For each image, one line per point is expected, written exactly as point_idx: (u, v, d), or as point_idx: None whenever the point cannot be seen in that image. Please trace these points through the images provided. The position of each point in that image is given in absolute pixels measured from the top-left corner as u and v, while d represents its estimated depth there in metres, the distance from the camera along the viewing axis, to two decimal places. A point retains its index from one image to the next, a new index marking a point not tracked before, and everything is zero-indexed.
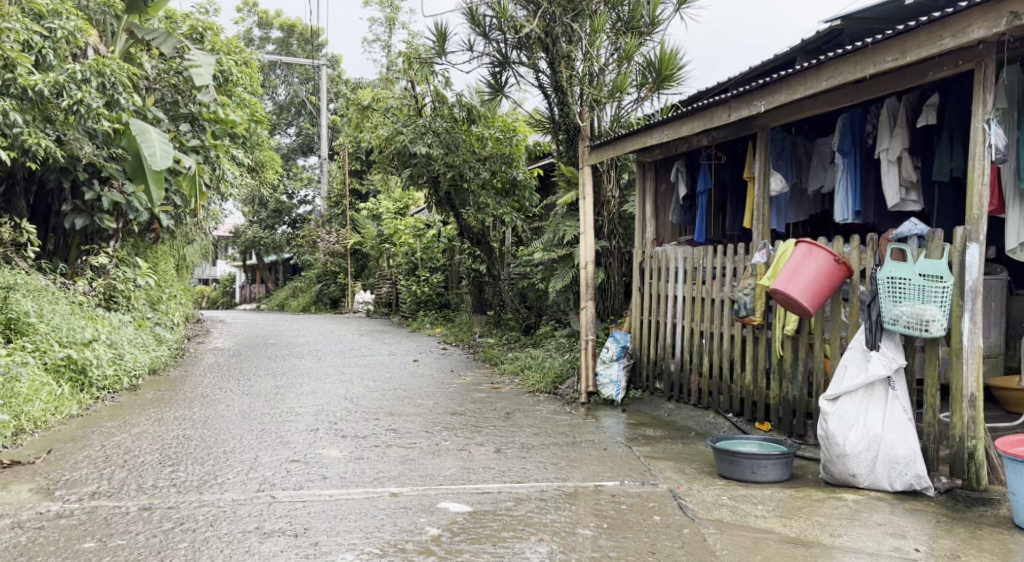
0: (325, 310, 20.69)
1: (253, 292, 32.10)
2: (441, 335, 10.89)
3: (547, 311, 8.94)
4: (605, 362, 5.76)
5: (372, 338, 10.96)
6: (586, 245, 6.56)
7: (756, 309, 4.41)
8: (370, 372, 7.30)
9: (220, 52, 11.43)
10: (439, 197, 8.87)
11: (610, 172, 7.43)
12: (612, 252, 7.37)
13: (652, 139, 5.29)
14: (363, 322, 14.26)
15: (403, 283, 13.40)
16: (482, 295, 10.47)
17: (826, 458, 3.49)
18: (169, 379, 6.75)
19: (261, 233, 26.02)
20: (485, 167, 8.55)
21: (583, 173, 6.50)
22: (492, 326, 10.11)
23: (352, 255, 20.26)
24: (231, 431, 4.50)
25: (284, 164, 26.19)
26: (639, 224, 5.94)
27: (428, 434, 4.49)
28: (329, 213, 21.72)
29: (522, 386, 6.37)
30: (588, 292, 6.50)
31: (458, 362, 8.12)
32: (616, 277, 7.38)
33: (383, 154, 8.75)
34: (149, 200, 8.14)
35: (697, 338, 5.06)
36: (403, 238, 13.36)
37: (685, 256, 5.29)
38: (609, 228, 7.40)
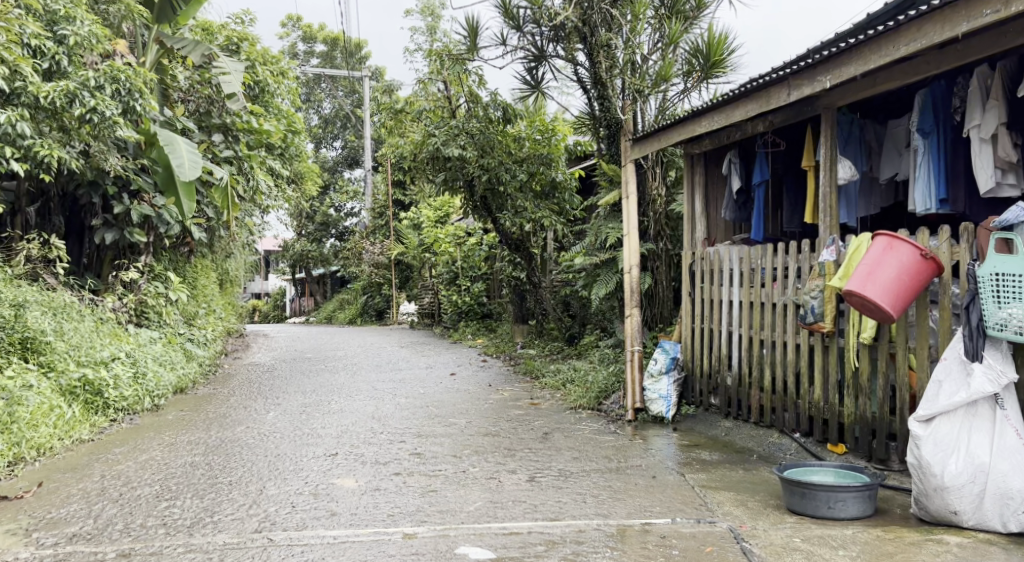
0: (371, 322, 20.55)
1: (302, 304, 32.36)
2: (483, 347, 10.48)
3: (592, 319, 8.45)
4: (654, 375, 5.22)
5: (412, 350, 10.64)
6: (631, 248, 6.07)
7: (825, 315, 3.84)
8: (405, 387, 6.93)
9: (256, 63, 11.33)
10: (475, 202, 8.48)
11: (655, 169, 6.92)
12: (660, 255, 6.85)
13: (702, 127, 4.78)
14: (405, 334, 13.98)
15: (445, 292, 13.07)
16: (524, 304, 10.03)
17: (919, 491, 2.88)
18: (196, 398, 6.51)
19: (309, 246, 26.19)
20: (522, 169, 8.13)
21: (626, 170, 6.01)
22: (535, 336, 9.65)
23: (397, 265, 20.09)
24: (243, 457, 4.15)
25: (329, 177, 26.31)
26: (688, 223, 5.41)
27: (456, 459, 4.06)
28: (373, 224, 21.62)
29: (563, 402, 5.89)
30: (633, 298, 6.00)
31: (498, 375, 7.69)
32: (665, 282, 6.85)
33: (416, 159, 8.42)
34: (180, 213, 8.00)
35: (758, 348, 4.50)
36: (444, 246, 13.03)
37: (741, 256, 4.74)
38: (656, 229, 6.88)
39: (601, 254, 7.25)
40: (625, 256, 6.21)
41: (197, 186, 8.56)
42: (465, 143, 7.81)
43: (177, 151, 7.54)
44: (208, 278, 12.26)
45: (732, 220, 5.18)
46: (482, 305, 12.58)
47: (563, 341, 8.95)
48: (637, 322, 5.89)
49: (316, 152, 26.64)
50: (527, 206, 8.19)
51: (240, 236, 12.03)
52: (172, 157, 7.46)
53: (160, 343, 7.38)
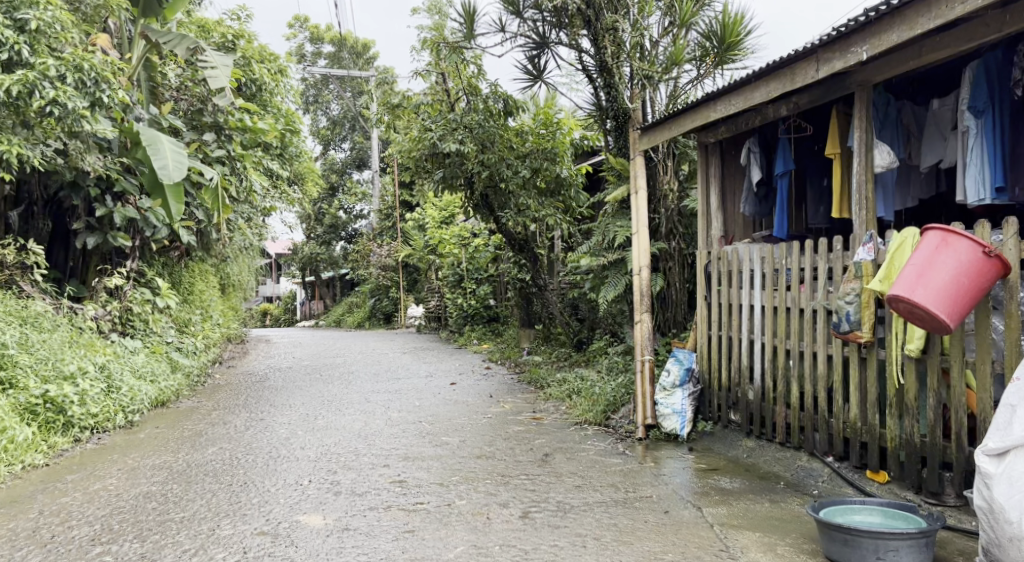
0: (379, 326, 20.17)
1: (311, 307, 32.05)
2: (488, 353, 10.03)
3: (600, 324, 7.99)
4: (667, 389, 4.74)
5: (414, 356, 10.20)
6: (641, 247, 5.59)
7: (862, 322, 3.34)
8: (399, 398, 6.49)
9: (252, 60, 10.94)
10: (476, 201, 8.01)
11: (665, 162, 6.43)
12: (673, 255, 6.35)
13: (717, 112, 4.31)
14: (410, 339, 13.55)
15: (450, 296, 12.63)
16: (530, 308, 9.56)
17: (989, 540, 2.38)
18: (177, 413, 6.10)
19: (318, 249, 25.88)
20: (525, 165, 7.67)
21: (635, 163, 5.53)
22: (541, 342, 9.19)
23: (404, 268, 19.68)
24: (206, 486, 3.71)
25: (338, 179, 25.96)
26: (703, 219, 4.93)
27: (442, 488, 3.59)
28: (380, 226, 21.24)
29: (568, 416, 5.41)
30: (643, 302, 5.52)
31: (500, 385, 7.22)
32: (678, 284, 6.35)
33: (414, 157, 7.98)
34: (167, 215, 7.61)
35: (783, 359, 4.01)
36: (449, 248, 12.59)
37: (763, 257, 4.24)
38: (668, 227, 6.39)
39: (609, 255, 6.76)
40: (634, 256, 5.74)
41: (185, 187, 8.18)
42: (463, 138, 7.35)
43: (160, 151, 7.16)
44: (206, 282, 11.90)
45: (752, 215, 4.69)
46: (488, 308, 12.12)
47: (570, 347, 8.46)
48: (648, 328, 5.42)
49: (324, 153, 26.30)
50: (531, 205, 7.72)
51: (239, 239, 11.66)
52: (154, 157, 7.07)
53: (143, 354, 6.98)
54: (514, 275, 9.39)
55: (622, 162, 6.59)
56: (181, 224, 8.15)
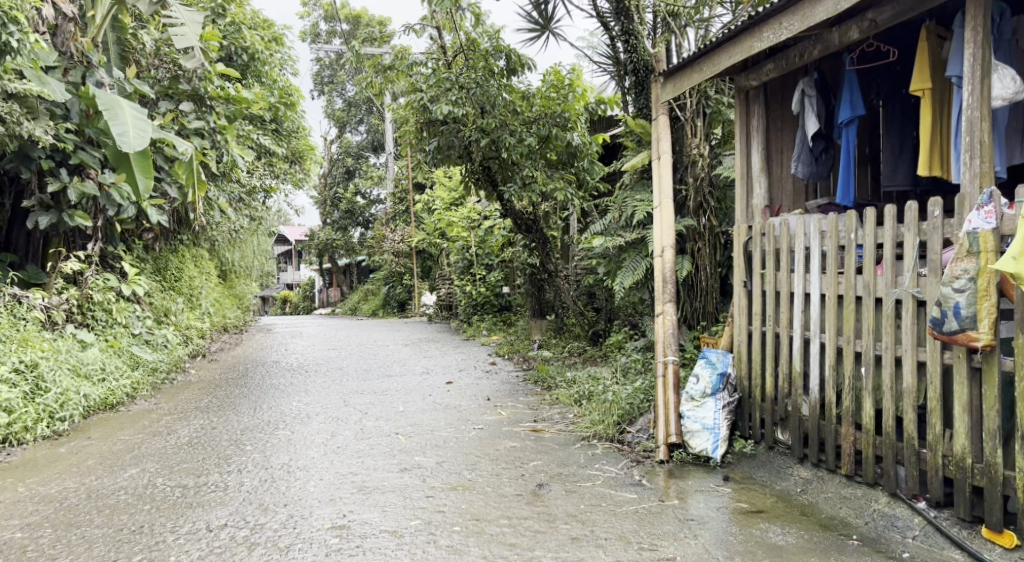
0: (392, 314, 19.38)
1: (329, 296, 31.40)
2: (497, 345, 9.14)
3: (619, 313, 7.17)
4: (696, 399, 3.80)
5: (416, 349, 9.33)
6: (664, 223, 4.62)
7: (979, 319, 2.42)
8: (383, 401, 5.62)
9: (243, 27, 10.07)
10: (478, 175, 7.05)
11: (692, 124, 5.46)
12: (702, 233, 5.40)
13: (759, 38, 3.36)
14: (418, 329, 12.68)
15: (459, 283, 11.76)
16: (542, 296, 8.62)
17: None
18: (122, 418, 5.26)
19: (334, 235, 25.10)
20: (533, 131, 6.70)
21: (659, 120, 4.68)
22: (553, 334, 8.26)
23: (418, 254, 18.76)
24: (89, 532, 2.85)
25: (354, 163, 25.13)
26: (740, 184, 3.92)
27: (392, 542, 2.70)
28: (394, 211, 20.39)
29: (574, 427, 4.49)
30: (666, 288, 4.57)
31: (502, 384, 6.31)
32: (709, 269, 5.40)
33: (406, 124, 7.03)
34: (133, 191, 6.75)
35: (851, 365, 3.04)
36: (458, 231, 11.68)
37: (823, 230, 3.26)
38: (696, 201, 5.41)
39: (626, 234, 5.78)
40: (656, 235, 4.78)
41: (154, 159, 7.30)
42: (460, 100, 6.39)
43: (119, 117, 6.32)
44: (198, 268, 11.13)
45: (806, 178, 3.65)
46: (500, 296, 11.21)
47: (584, 340, 7.53)
48: (673, 322, 4.47)
49: (339, 136, 25.46)
50: (538, 178, 6.74)
51: (231, 221, 10.84)
52: (111, 123, 6.24)
53: (98, 348, 6.17)
54: (524, 261, 8.45)
55: (642, 124, 5.61)
56: (151, 203, 7.28)
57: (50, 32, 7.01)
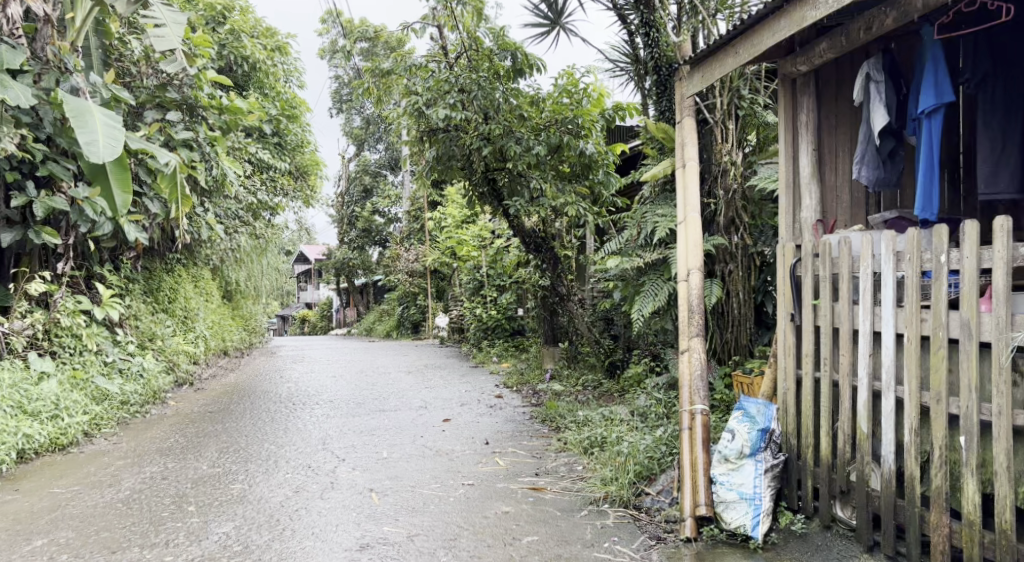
0: (406, 336, 18.73)
1: (346, 316, 30.88)
2: (506, 374, 8.45)
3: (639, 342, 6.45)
4: (731, 461, 3.09)
5: (420, 377, 8.68)
6: (694, 241, 3.97)
7: None
8: (370, 442, 4.98)
9: (243, 35, 9.58)
10: (483, 188, 6.39)
11: (721, 129, 4.80)
12: (735, 254, 4.78)
13: (814, 8, 2.91)
14: (428, 353, 12.02)
15: (469, 305, 11.11)
16: (555, 321, 7.92)
17: None
18: (68, 460, 4.62)
19: (351, 254, 24.61)
20: (542, 139, 6.04)
21: (685, 126, 4.15)
22: (567, 363, 7.56)
23: (433, 274, 18.11)
24: None
25: (371, 180, 24.66)
26: (787, 193, 3.37)
27: None
28: (409, 229, 19.81)
29: (582, 485, 3.79)
30: (692, 318, 3.84)
31: (506, 423, 5.63)
32: (742, 295, 4.79)
33: (404, 133, 6.39)
34: (107, 206, 6.19)
35: (947, 432, 2.43)
36: (468, 251, 11.02)
37: (897, 252, 2.59)
38: (727, 219, 4.78)
39: (645, 254, 5.08)
40: (679, 256, 4.07)
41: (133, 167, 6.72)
42: (460, 104, 5.74)
43: (88, 124, 5.77)
44: (195, 288, 10.58)
45: (874, 182, 3.19)
46: (513, 319, 10.53)
47: (600, 372, 6.83)
48: (701, 359, 3.72)
49: (357, 154, 25.03)
50: (548, 191, 6.06)
51: (230, 239, 10.28)
52: (78, 130, 5.71)
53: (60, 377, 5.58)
54: (534, 283, 7.76)
55: (664, 129, 4.95)
56: (129, 219, 6.68)
57: (26, 36, 6.51)
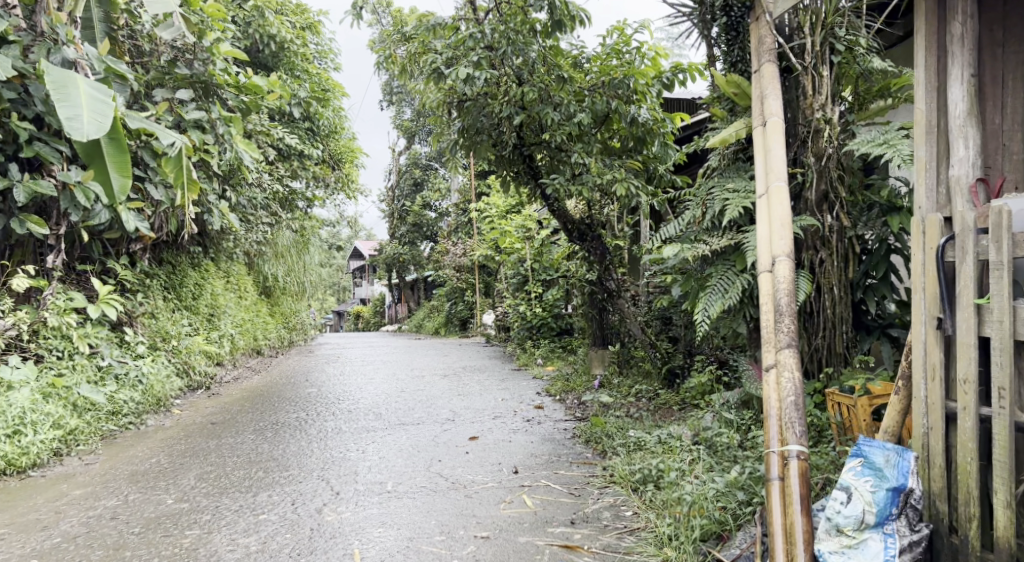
0: (454, 333, 18.01)
1: (398, 313, 30.37)
2: (551, 379, 7.57)
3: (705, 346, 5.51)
4: (846, 533, 2.54)
5: (457, 382, 7.89)
6: (780, 216, 3.06)
7: None
8: (382, 466, 4.19)
9: (269, 11, 8.95)
10: (518, 167, 5.51)
11: (811, 78, 3.75)
12: (830, 239, 3.85)
13: None
14: (471, 353, 11.22)
15: (514, 302, 10.26)
16: (605, 320, 7.02)
17: None
18: (24, 485, 3.94)
19: (401, 250, 24.05)
20: (584, 105, 5.10)
21: (766, 71, 3.40)
22: (617, 368, 6.64)
23: (481, 269, 17.27)
24: None
25: (422, 174, 24.04)
26: (929, 143, 2.80)
27: None
28: (456, 222, 19.03)
29: (631, 543, 2.94)
30: (780, 323, 2.87)
31: (544, 443, 4.78)
32: (838, 291, 3.87)
33: (427, 102, 5.55)
34: (104, 191, 5.60)
35: None
36: (512, 242, 10.14)
37: None
38: (818, 194, 3.81)
39: (711, 240, 4.06)
40: (761, 237, 3.13)
41: (132, 145, 6.07)
42: (486, 63, 4.87)
43: (71, 97, 5.12)
44: (225, 284, 10.05)
45: None
46: (560, 317, 9.63)
47: (655, 382, 5.93)
48: (793, 381, 2.77)
49: (407, 147, 24.38)
50: (592, 167, 5.11)
51: (259, 232, 9.69)
52: (60, 104, 5.04)
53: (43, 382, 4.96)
54: (579, 277, 6.85)
55: (735, 82, 3.96)
56: (129, 206, 6.07)
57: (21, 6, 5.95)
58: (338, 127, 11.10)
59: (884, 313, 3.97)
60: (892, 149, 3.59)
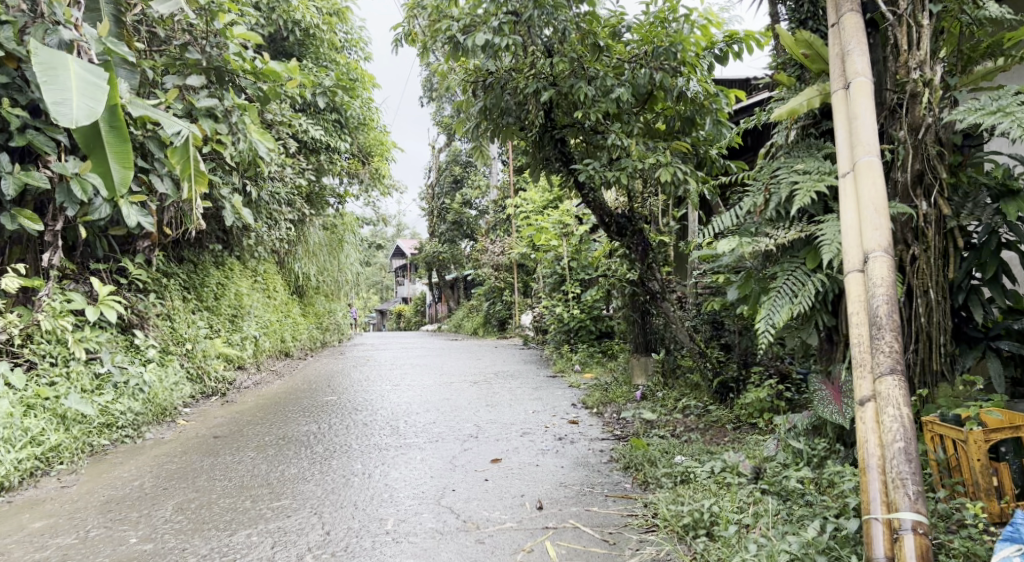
0: (492, 334, 17.48)
1: (437, 313, 30.02)
2: (589, 387, 6.95)
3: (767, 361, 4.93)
4: None
5: (488, 389, 7.33)
6: (870, 198, 2.51)
7: None
8: (386, 498, 3.63)
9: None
10: (550, 152, 4.89)
11: (907, 31, 3.06)
12: (927, 230, 3.11)
13: None
14: (506, 356, 10.65)
15: (550, 303, 9.66)
16: (648, 324, 6.36)
17: None
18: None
19: (440, 248, 23.63)
20: (623, 80, 4.46)
21: (851, 23, 2.79)
22: (661, 378, 5.98)
23: (520, 268, 16.67)
24: None
25: (461, 171, 23.60)
26: None
27: None
28: (494, 220, 18.43)
29: None
30: (880, 338, 2.43)
31: (577, 468, 4.18)
32: (936, 294, 3.14)
33: (449, 81, 5.01)
34: (102, 184, 5.21)
35: None
36: (547, 239, 9.54)
37: None
38: (912, 173, 3.09)
39: (775, 232, 3.37)
40: (848, 226, 2.58)
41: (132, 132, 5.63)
42: (509, 30, 4.29)
43: (59, 80, 4.68)
44: (252, 283, 9.71)
45: None
46: (600, 319, 8.97)
47: (705, 396, 5.26)
48: (898, 416, 2.37)
49: (447, 143, 23.87)
50: (633, 150, 4.45)
51: (284, 230, 9.31)
52: (46, 87, 4.62)
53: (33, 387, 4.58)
54: (619, 277, 6.19)
55: (806, 41, 3.25)
56: (130, 199, 5.66)
57: None
58: (368, 119, 10.62)
59: (989, 322, 3.32)
60: (1009, 117, 2.85)
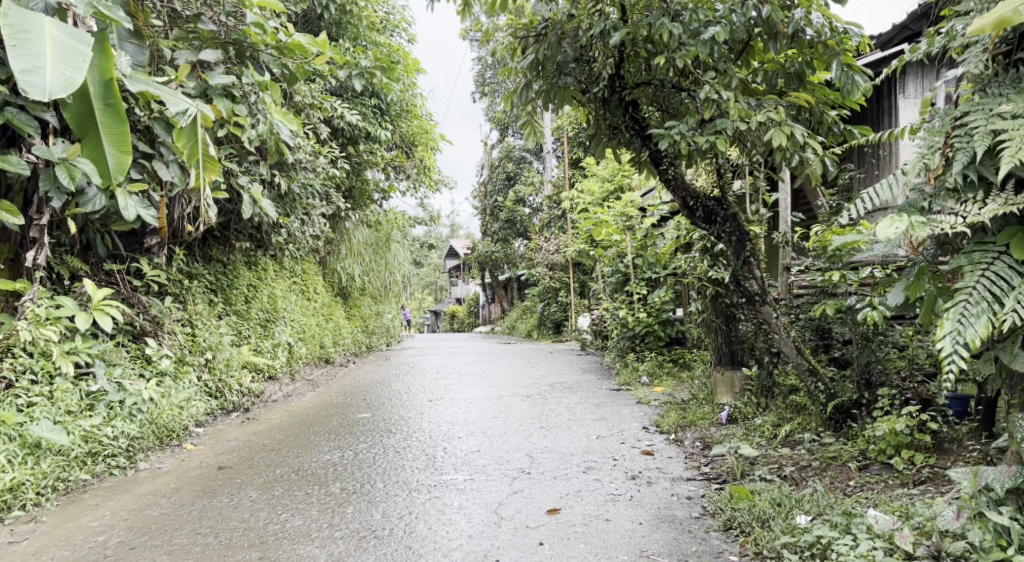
0: (548, 337, 16.46)
1: (492, 314, 29.17)
2: (662, 404, 5.93)
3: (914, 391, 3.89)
4: None
5: (544, 405, 6.36)
6: None
7: None
8: None
9: None
10: (620, 120, 3.94)
11: None
12: None
13: None
14: (564, 363, 9.66)
15: (611, 305, 8.62)
16: (733, 332, 5.30)
17: None
18: None
19: (494, 247, 22.74)
20: (718, 17, 3.45)
21: None
22: (754, 397, 4.91)
23: (576, 267, 15.62)
24: None
25: (515, 167, 22.66)
26: None
27: None
28: (549, 216, 17.32)
29: None
30: None
31: (657, 525, 3.18)
32: None
33: (493, 34, 4.09)
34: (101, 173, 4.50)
35: None
36: (608, 233, 8.50)
37: None
38: None
39: (970, 206, 2.68)
40: None
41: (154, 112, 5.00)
42: None
43: (30, 45, 3.94)
44: (289, 285, 9.00)
45: None
46: (669, 324, 7.90)
47: (817, 424, 4.19)
48: None
49: (501, 139, 22.96)
50: (732, 107, 3.45)
51: (321, 226, 8.57)
52: (13, 52, 3.88)
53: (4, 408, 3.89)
54: (700, 274, 5.14)
55: None
56: (129, 189, 4.93)
57: None
58: (411, 104, 9.77)
59: None
60: None
